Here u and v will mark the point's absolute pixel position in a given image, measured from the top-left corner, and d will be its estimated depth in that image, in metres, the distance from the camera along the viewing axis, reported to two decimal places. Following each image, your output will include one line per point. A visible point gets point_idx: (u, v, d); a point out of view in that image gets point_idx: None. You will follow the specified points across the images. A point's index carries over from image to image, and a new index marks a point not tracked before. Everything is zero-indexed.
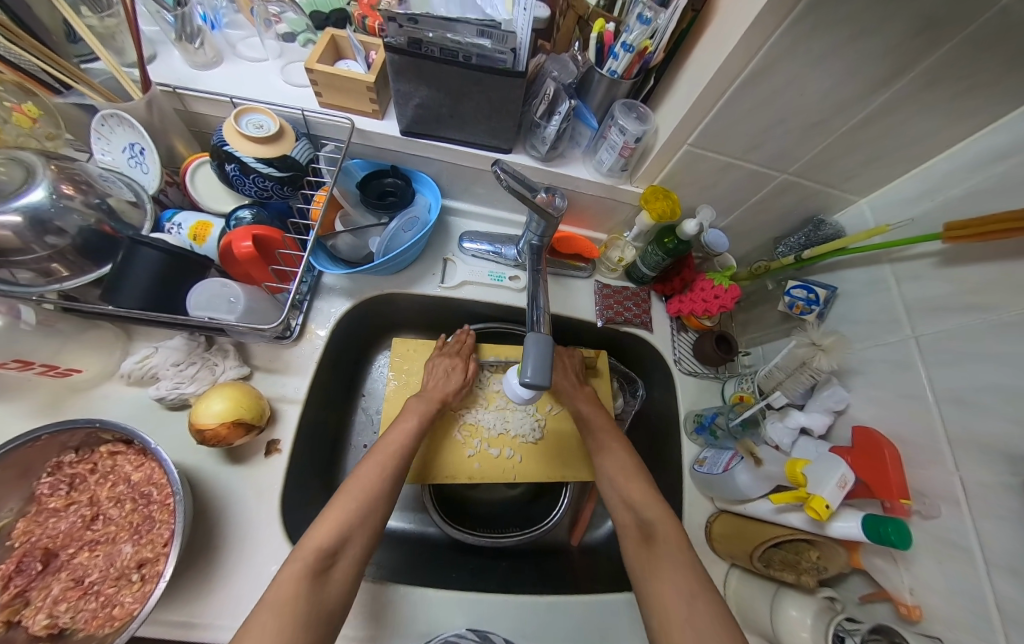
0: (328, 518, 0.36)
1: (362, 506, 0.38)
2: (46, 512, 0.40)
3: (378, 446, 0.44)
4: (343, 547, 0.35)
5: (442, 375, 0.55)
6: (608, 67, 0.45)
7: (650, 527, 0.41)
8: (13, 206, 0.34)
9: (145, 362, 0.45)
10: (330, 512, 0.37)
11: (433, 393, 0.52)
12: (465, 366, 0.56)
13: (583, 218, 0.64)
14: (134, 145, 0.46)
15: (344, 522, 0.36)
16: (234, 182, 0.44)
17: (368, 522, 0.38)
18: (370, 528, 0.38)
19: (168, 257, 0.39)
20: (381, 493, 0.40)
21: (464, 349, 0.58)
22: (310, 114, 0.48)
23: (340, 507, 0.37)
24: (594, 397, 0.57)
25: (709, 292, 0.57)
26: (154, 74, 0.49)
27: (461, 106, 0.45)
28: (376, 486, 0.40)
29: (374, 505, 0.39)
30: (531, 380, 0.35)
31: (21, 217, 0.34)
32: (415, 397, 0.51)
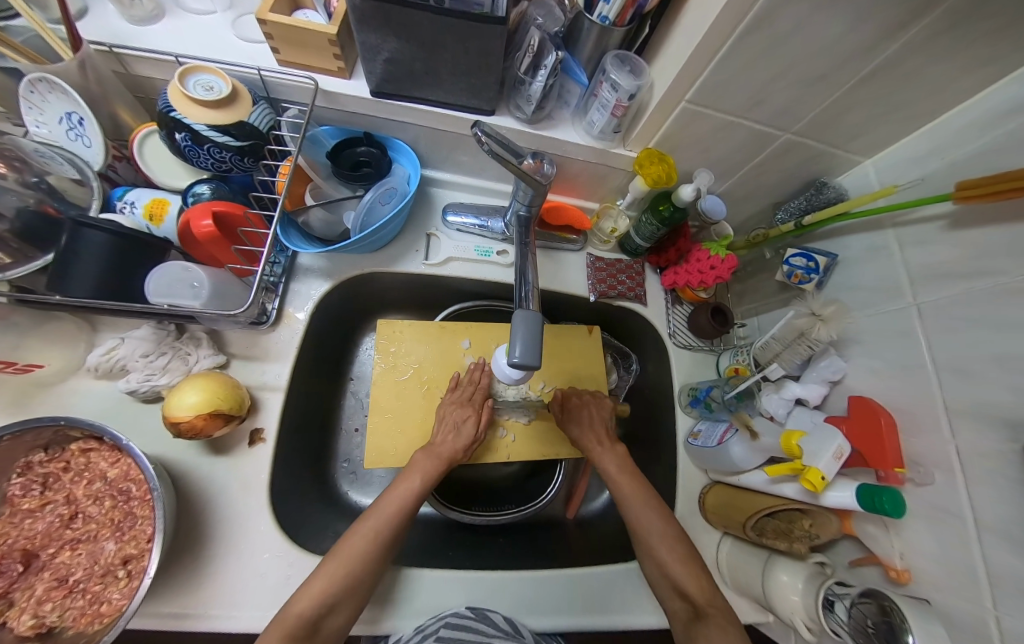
0: (317, 583, 0.36)
1: (357, 565, 0.37)
2: (20, 513, 0.38)
3: (377, 503, 0.42)
4: (326, 618, 0.35)
5: (453, 430, 0.49)
6: (597, 12, 0.40)
7: (692, 602, 0.39)
8: None
9: (111, 354, 0.42)
10: (319, 577, 0.36)
11: (443, 450, 0.48)
12: (478, 416, 0.51)
13: (573, 186, 0.60)
14: (71, 114, 0.40)
15: (333, 587, 0.36)
16: (186, 153, 0.39)
17: (355, 591, 0.37)
18: (356, 595, 0.37)
19: (119, 240, 0.36)
20: (374, 560, 0.38)
21: (476, 394, 0.53)
22: (267, 74, 0.43)
23: (332, 569, 0.37)
24: (626, 456, 0.52)
25: (705, 262, 0.55)
26: (85, 30, 0.44)
27: (436, 60, 0.40)
28: (369, 553, 0.38)
29: (365, 570, 0.38)
30: (518, 360, 0.34)
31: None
32: (423, 453, 0.47)
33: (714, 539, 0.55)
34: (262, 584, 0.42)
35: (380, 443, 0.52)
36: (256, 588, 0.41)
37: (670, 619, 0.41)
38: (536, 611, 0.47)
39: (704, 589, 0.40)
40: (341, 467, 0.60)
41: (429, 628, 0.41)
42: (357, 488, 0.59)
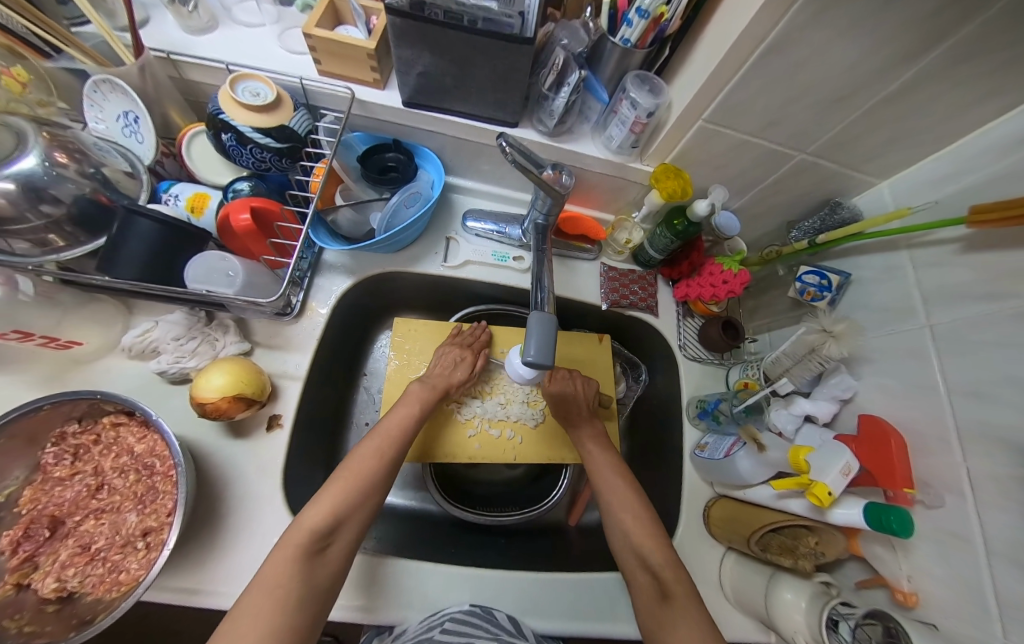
0: (324, 498, 0.36)
1: (363, 485, 0.39)
2: (52, 481, 0.40)
3: (379, 429, 0.44)
4: (338, 529, 0.36)
5: (450, 366, 0.53)
6: (620, 36, 0.42)
7: (660, 581, 0.38)
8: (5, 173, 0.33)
9: (146, 336, 0.45)
10: (329, 491, 0.37)
11: (439, 382, 0.51)
12: (473, 360, 0.55)
13: (590, 197, 0.62)
14: (128, 113, 0.44)
15: (343, 502, 0.37)
16: (231, 152, 0.42)
17: (365, 506, 0.38)
18: (365, 512, 0.38)
19: (164, 228, 0.38)
20: (378, 478, 0.40)
21: (476, 343, 0.57)
22: (308, 82, 0.46)
23: (340, 485, 0.38)
24: (603, 435, 0.53)
25: (718, 276, 0.56)
26: (146, 38, 0.47)
27: (467, 75, 0.42)
28: (376, 472, 0.40)
29: (370, 487, 0.39)
30: (532, 359, 0.35)
31: (12, 184, 0.33)
32: (419, 384, 0.50)
33: (717, 553, 0.54)
34: None
35: None
36: None
37: (637, 604, 0.39)
38: (534, 612, 0.47)
39: (674, 569, 0.39)
40: None
41: (433, 621, 0.42)
42: None
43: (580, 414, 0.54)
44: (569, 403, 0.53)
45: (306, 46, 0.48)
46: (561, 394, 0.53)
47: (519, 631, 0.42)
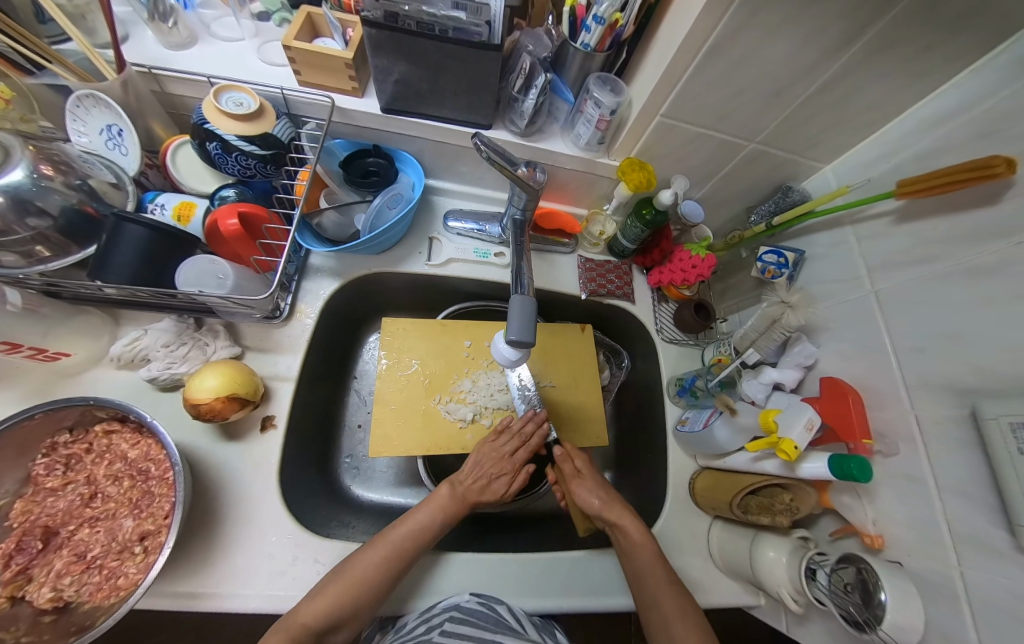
0: (324, 594, 0.37)
1: (364, 591, 0.38)
2: (43, 492, 0.40)
3: (387, 531, 0.43)
4: (328, 633, 0.36)
5: (486, 480, 0.50)
6: (581, 40, 0.46)
7: None
8: None
9: (135, 345, 0.46)
10: (327, 592, 0.37)
11: (469, 495, 0.49)
12: (513, 476, 0.52)
13: (564, 193, 0.65)
14: (111, 126, 0.45)
15: (340, 606, 0.37)
16: (216, 160, 0.44)
17: (362, 610, 0.38)
18: (361, 615, 0.38)
19: (156, 235, 0.39)
20: (379, 588, 0.39)
21: (527, 445, 0.54)
22: (289, 92, 0.48)
23: (343, 584, 0.38)
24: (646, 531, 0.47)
25: (687, 262, 0.59)
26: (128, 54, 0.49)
27: (440, 81, 0.45)
28: (379, 577, 0.40)
29: (372, 592, 0.39)
30: (515, 338, 0.37)
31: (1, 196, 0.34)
32: (451, 488, 0.49)
33: (705, 524, 0.57)
34: (269, 564, 0.43)
35: (384, 434, 0.54)
36: (264, 568, 0.43)
37: None
38: (531, 592, 0.49)
39: None
40: (344, 462, 0.61)
41: (434, 617, 0.42)
42: (360, 483, 0.61)
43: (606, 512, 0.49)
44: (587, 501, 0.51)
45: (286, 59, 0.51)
46: (580, 482, 0.53)
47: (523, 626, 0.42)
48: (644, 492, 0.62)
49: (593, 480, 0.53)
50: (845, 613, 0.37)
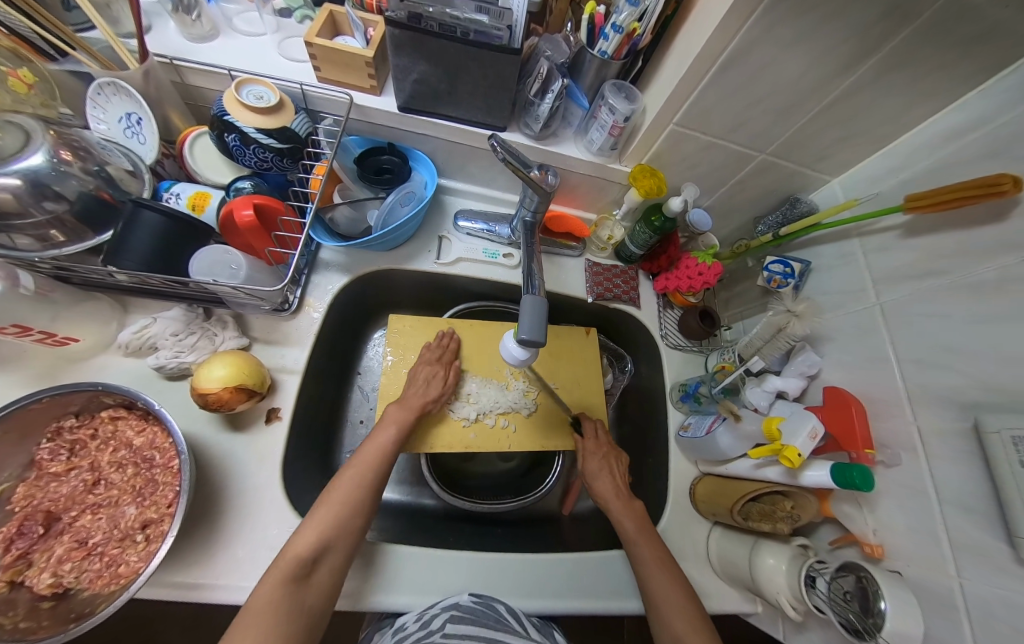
0: (310, 526, 0.38)
1: (346, 511, 0.40)
2: (47, 477, 0.40)
3: (355, 459, 0.44)
4: (323, 555, 0.37)
5: (423, 386, 0.54)
6: (598, 48, 0.47)
7: None
8: (11, 170, 0.34)
9: (143, 332, 0.46)
10: (310, 525, 0.38)
11: (414, 402, 0.51)
12: (445, 373, 0.56)
13: (574, 197, 0.65)
14: (131, 115, 0.46)
15: (327, 528, 0.38)
16: (233, 151, 0.44)
17: (346, 534, 0.39)
18: (349, 537, 0.39)
19: (170, 222, 0.40)
20: (358, 507, 0.41)
21: (445, 355, 0.58)
22: (308, 88, 0.49)
23: (323, 513, 0.39)
24: (644, 515, 0.50)
25: (694, 269, 0.60)
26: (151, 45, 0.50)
27: (457, 82, 0.46)
28: (356, 499, 0.41)
29: (353, 515, 0.40)
30: (526, 337, 0.38)
31: (18, 179, 0.34)
32: (396, 407, 0.51)
33: (704, 531, 0.57)
34: (270, 556, 0.43)
35: None
36: (264, 559, 0.43)
37: None
38: (530, 593, 0.48)
39: None
40: (345, 458, 0.61)
41: (433, 615, 0.42)
42: None
43: (612, 492, 0.52)
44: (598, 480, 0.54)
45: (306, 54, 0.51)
46: (597, 462, 0.55)
47: (523, 627, 0.42)
48: (645, 496, 0.62)
49: (607, 459, 0.56)
50: (845, 621, 0.37)
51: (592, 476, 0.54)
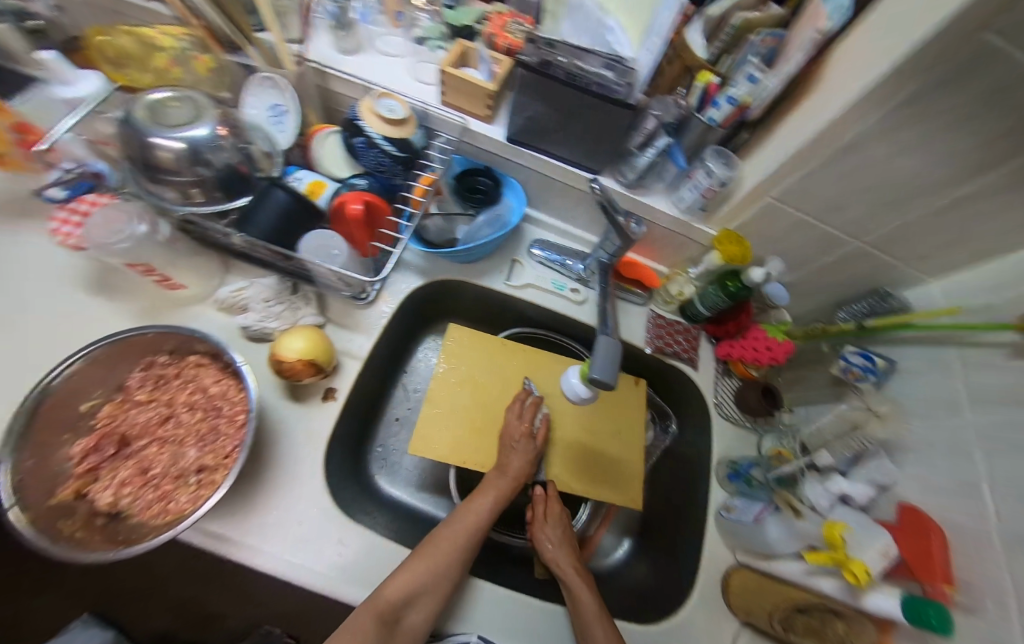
0: (409, 570, 0.39)
1: (443, 566, 0.41)
2: (131, 402, 0.44)
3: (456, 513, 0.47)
4: (408, 609, 0.38)
5: (514, 449, 0.53)
6: (706, 114, 0.47)
7: None
8: (178, 135, 0.40)
9: (238, 293, 0.50)
10: (409, 575, 0.39)
11: (511, 470, 0.52)
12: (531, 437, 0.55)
13: (652, 249, 0.66)
14: (278, 106, 0.52)
15: (420, 579, 0.39)
16: (356, 152, 0.49)
17: (436, 591, 0.40)
18: (437, 595, 0.40)
19: (295, 203, 0.44)
20: (453, 566, 0.42)
21: (524, 412, 0.57)
22: (432, 108, 0.54)
23: (423, 561, 0.40)
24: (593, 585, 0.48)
25: (761, 342, 0.57)
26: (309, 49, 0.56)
27: (568, 125, 0.48)
28: (456, 554, 0.43)
29: (449, 572, 0.41)
30: (597, 376, 0.37)
31: (183, 144, 0.40)
32: (495, 473, 0.52)
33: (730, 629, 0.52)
34: (297, 531, 0.43)
35: (426, 432, 0.54)
36: (291, 534, 0.43)
37: None
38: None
39: None
40: (375, 451, 0.62)
41: None
42: (387, 476, 0.61)
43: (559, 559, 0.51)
44: (545, 545, 0.53)
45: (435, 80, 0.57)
46: (545, 529, 0.54)
47: None
48: (669, 571, 0.58)
49: (560, 526, 0.55)
50: None
51: (542, 543, 0.53)
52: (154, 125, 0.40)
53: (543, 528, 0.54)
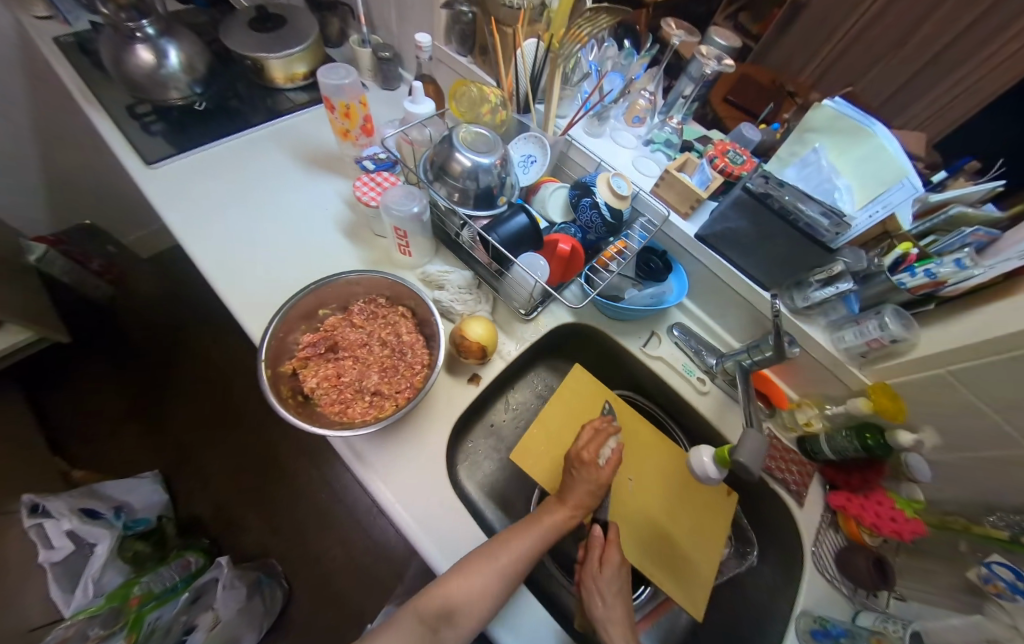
0: (450, 579, 0.40)
1: (475, 588, 0.39)
2: (347, 321, 0.57)
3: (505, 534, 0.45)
4: (455, 616, 0.38)
5: (579, 480, 0.51)
6: (897, 277, 0.49)
7: None
8: (468, 155, 0.54)
9: (443, 275, 0.62)
10: (460, 579, 0.40)
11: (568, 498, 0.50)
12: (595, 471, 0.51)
13: (790, 371, 0.68)
14: (531, 156, 0.64)
15: (456, 590, 0.39)
16: (578, 207, 0.61)
17: (472, 609, 0.39)
18: (475, 612, 0.39)
19: (528, 227, 0.56)
20: (489, 590, 0.40)
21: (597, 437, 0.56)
22: (643, 194, 0.63)
23: (461, 574, 0.40)
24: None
25: (885, 509, 0.55)
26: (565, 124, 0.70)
27: (762, 243, 0.55)
28: (492, 578, 0.40)
29: (482, 595, 0.39)
30: (742, 461, 0.42)
31: (468, 163, 0.54)
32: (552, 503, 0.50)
33: None
34: (416, 478, 0.51)
35: (528, 451, 0.62)
36: (413, 478, 0.51)
37: None
38: None
39: None
40: (467, 445, 0.69)
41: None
42: (470, 474, 0.67)
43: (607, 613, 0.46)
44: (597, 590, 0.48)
45: (654, 175, 0.65)
46: (602, 576, 0.49)
47: None
48: None
49: (616, 578, 0.49)
50: None
51: (594, 588, 0.48)
52: (466, 146, 0.55)
53: (602, 573, 0.49)
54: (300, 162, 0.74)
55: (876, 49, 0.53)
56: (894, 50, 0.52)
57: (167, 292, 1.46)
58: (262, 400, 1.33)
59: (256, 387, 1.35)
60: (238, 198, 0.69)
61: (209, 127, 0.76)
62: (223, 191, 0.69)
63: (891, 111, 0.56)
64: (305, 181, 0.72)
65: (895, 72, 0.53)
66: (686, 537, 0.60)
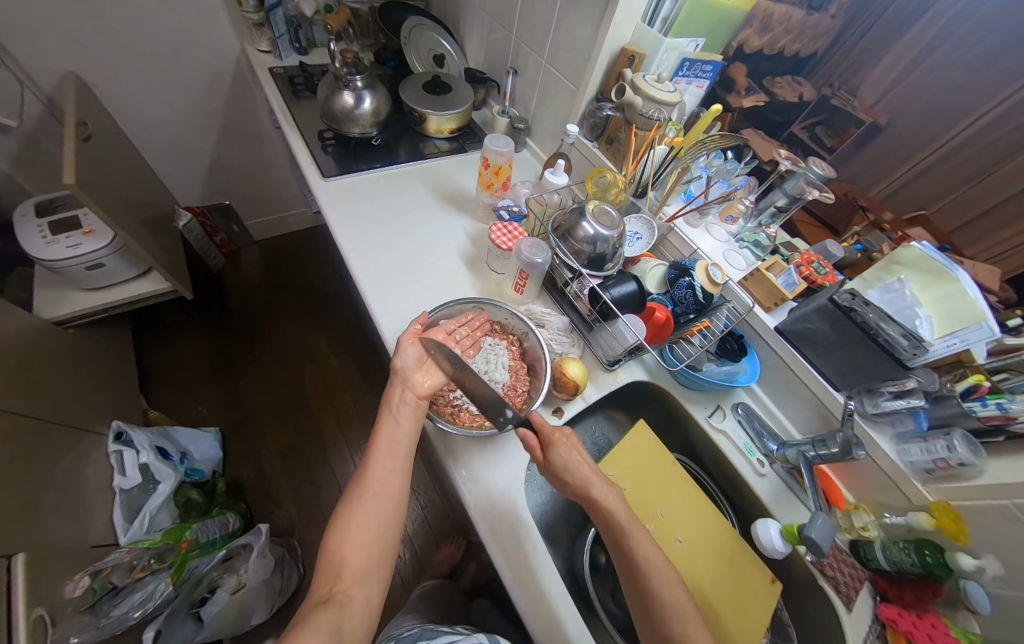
0: (348, 526, 0.45)
1: (365, 524, 0.45)
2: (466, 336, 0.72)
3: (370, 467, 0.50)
4: (346, 560, 0.43)
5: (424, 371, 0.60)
6: (968, 403, 0.54)
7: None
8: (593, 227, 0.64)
9: (546, 316, 0.73)
10: (347, 543, 0.44)
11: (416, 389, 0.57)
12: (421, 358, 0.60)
13: (851, 474, 0.71)
14: (637, 233, 0.78)
15: (356, 532, 0.44)
16: (676, 283, 0.70)
17: (367, 554, 0.44)
18: (368, 552, 0.44)
19: (636, 293, 0.66)
20: (377, 519, 0.46)
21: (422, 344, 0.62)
22: (733, 284, 0.73)
23: (357, 516, 0.45)
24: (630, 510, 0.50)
25: (940, 634, 0.55)
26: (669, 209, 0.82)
27: (838, 347, 0.62)
28: (373, 509, 0.46)
29: (369, 529, 0.45)
30: (811, 535, 0.50)
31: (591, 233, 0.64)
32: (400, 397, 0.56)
33: None
34: (492, 487, 0.57)
35: None
36: (492, 487, 0.57)
37: None
38: None
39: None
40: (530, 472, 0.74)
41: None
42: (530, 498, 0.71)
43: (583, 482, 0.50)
44: (569, 469, 0.50)
45: (743, 268, 0.75)
46: (564, 450, 0.52)
47: None
48: None
49: (566, 443, 0.53)
50: None
51: (565, 465, 0.50)
52: (593, 216, 0.66)
53: (558, 452, 0.51)
54: (438, 197, 0.90)
55: (952, 183, 0.63)
56: (971, 183, 0.61)
57: (267, 275, 1.67)
58: (320, 385, 1.45)
59: (318, 372, 1.48)
60: (387, 217, 0.84)
61: (372, 157, 0.95)
62: (377, 209, 0.84)
63: (965, 238, 0.63)
64: (440, 213, 0.87)
65: (973, 201, 0.62)
66: (727, 614, 0.60)
